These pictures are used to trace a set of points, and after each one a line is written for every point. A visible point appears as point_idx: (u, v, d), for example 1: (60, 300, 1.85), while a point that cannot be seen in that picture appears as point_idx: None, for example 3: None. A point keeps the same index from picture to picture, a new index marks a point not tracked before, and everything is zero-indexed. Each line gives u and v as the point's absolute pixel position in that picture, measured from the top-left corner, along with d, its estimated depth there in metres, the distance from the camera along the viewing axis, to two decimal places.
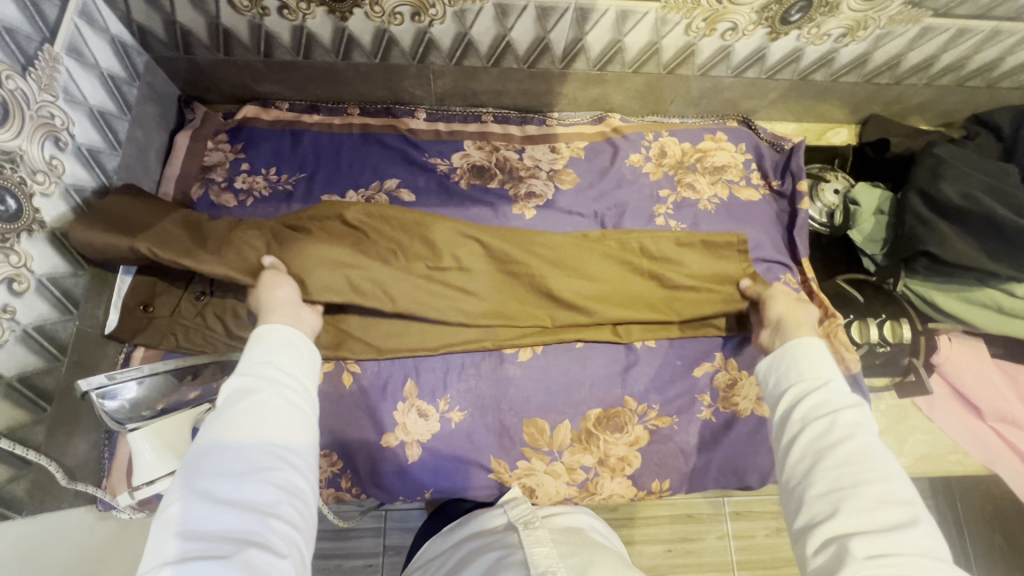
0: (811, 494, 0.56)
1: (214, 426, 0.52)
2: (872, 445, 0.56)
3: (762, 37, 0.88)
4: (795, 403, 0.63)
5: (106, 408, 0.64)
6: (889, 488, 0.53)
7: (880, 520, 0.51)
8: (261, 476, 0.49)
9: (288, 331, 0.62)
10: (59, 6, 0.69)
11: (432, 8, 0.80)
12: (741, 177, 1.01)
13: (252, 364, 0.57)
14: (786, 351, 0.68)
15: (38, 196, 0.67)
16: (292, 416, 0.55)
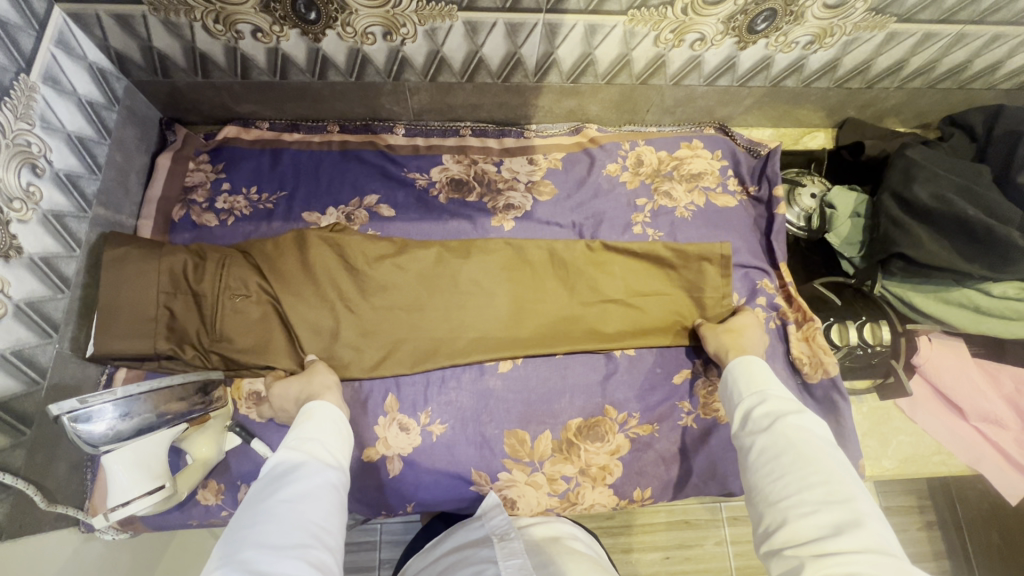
0: (766, 506, 0.58)
1: (262, 497, 0.54)
2: (811, 446, 0.59)
3: (731, 46, 0.89)
4: (746, 421, 0.67)
5: (79, 432, 0.62)
6: (836, 486, 0.54)
7: (826, 519, 0.52)
8: (299, 551, 0.50)
9: (331, 412, 0.68)
10: (35, 36, 0.71)
11: (403, 27, 0.82)
12: (718, 184, 1.01)
13: (297, 440, 0.63)
14: (729, 375, 0.75)
15: (15, 223, 0.67)
16: (326, 490, 0.58)
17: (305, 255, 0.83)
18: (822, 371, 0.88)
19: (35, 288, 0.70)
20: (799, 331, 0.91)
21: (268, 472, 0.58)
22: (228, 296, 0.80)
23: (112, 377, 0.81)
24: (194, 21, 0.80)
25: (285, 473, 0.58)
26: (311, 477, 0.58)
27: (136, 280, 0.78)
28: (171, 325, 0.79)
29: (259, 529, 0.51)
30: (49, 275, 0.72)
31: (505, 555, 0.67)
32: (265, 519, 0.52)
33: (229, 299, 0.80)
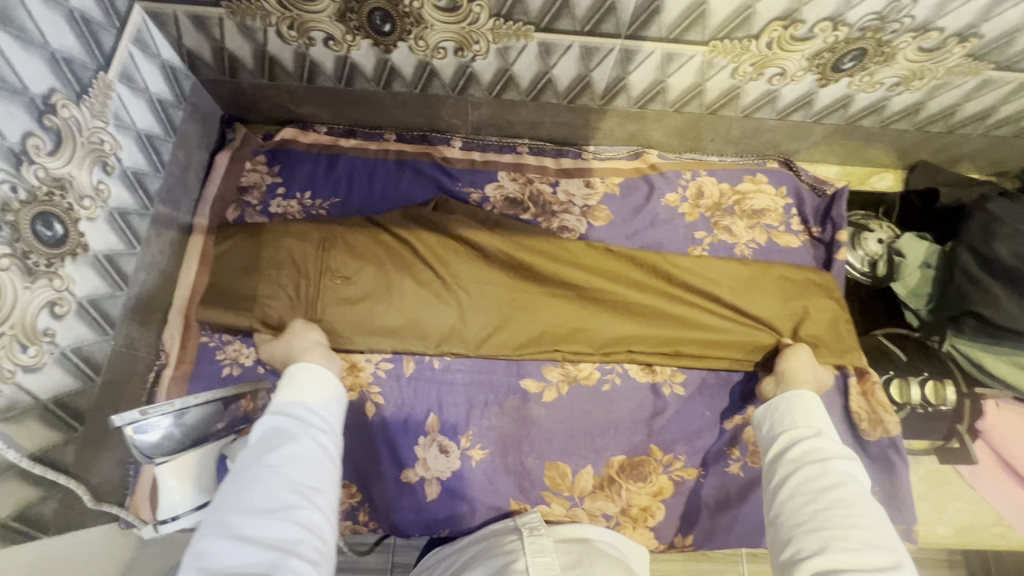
0: (801, 533, 0.56)
1: (250, 460, 0.52)
2: (860, 493, 0.57)
3: (811, 83, 0.85)
4: (786, 450, 0.65)
5: (139, 442, 0.61)
6: (882, 537, 0.53)
7: (866, 560, 0.51)
8: (286, 514, 0.48)
9: (313, 366, 0.64)
10: (116, 34, 0.71)
11: (476, 44, 0.80)
12: (781, 222, 0.98)
13: (274, 400, 0.60)
14: (779, 402, 0.70)
15: (84, 220, 0.67)
16: (313, 447, 0.54)
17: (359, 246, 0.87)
18: (882, 429, 0.84)
19: (96, 286, 0.70)
20: (857, 384, 0.87)
21: (255, 434, 0.55)
22: (329, 276, 0.84)
23: (158, 377, 0.83)
24: (269, 26, 0.79)
25: (270, 436, 0.54)
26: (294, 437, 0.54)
27: (245, 275, 0.85)
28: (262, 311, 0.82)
29: (245, 494, 0.49)
30: (110, 272, 0.73)
31: (531, 551, 0.63)
32: (251, 486, 0.49)
33: (330, 279, 0.84)
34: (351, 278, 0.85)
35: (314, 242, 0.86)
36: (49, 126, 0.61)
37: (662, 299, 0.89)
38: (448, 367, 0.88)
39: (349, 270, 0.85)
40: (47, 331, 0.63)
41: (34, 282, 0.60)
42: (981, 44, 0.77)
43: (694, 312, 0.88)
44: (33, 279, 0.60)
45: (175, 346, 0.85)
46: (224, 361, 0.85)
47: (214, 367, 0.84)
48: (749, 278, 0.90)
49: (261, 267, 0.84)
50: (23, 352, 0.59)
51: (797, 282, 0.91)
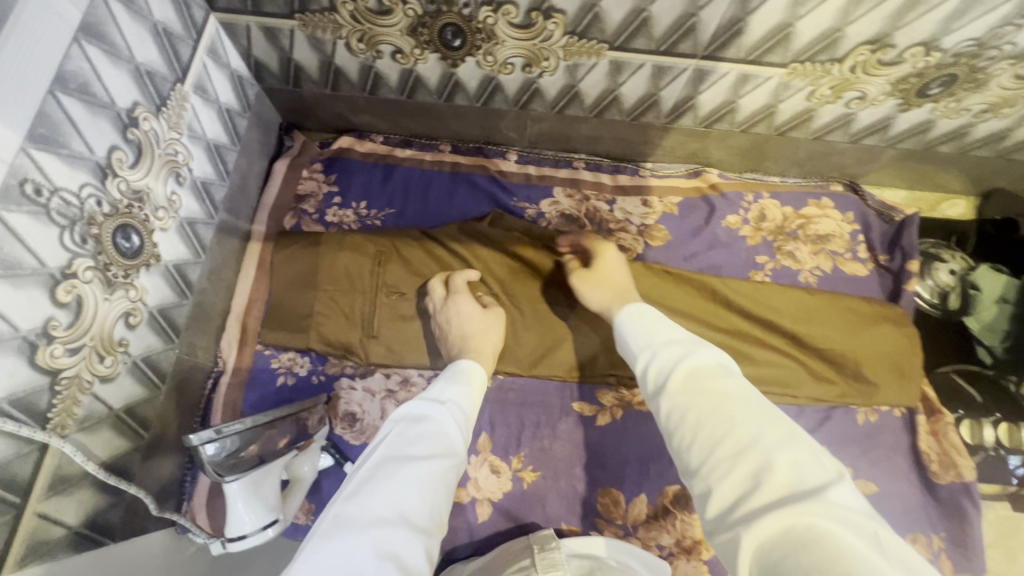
0: (685, 468, 0.48)
1: (392, 454, 0.50)
2: (694, 398, 0.49)
3: (892, 107, 0.81)
4: (645, 371, 0.56)
5: (211, 459, 0.60)
6: (758, 440, 0.44)
7: (742, 476, 0.43)
8: (414, 529, 0.45)
9: (471, 380, 0.62)
10: (192, 46, 0.71)
11: (545, 60, 0.78)
12: (847, 249, 0.94)
13: (445, 389, 0.59)
14: (621, 329, 0.63)
15: (157, 231, 0.68)
16: (450, 463, 0.52)
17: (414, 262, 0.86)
18: (954, 472, 0.81)
19: (165, 295, 0.71)
20: (926, 422, 0.84)
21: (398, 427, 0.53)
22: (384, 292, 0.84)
23: (216, 384, 0.84)
24: (338, 38, 0.78)
25: (414, 436, 0.52)
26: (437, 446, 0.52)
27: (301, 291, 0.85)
28: (319, 325, 0.83)
29: (383, 492, 0.46)
30: (177, 281, 0.73)
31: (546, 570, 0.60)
32: (389, 484, 0.47)
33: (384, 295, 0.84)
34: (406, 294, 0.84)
35: (369, 255, 0.85)
36: (131, 139, 0.61)
37: (717, 324, 0.87)
38: (500, 386, 0.87)
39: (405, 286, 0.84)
40: (121, 341, 0.63)
41: (113, 293, 0.61)
42: None
43: (755, 343, 0.86)
44: (112, 291, 0.61)
45: (232, 353, 0.85)
46: (278, 369, 0.85)
47: (270, 375, 0.85)
48: (816, 310, 0.87)
49: (318, 282, 0.83)
50: (100, 362, 0.60)
51: (865, 316, 0.87)
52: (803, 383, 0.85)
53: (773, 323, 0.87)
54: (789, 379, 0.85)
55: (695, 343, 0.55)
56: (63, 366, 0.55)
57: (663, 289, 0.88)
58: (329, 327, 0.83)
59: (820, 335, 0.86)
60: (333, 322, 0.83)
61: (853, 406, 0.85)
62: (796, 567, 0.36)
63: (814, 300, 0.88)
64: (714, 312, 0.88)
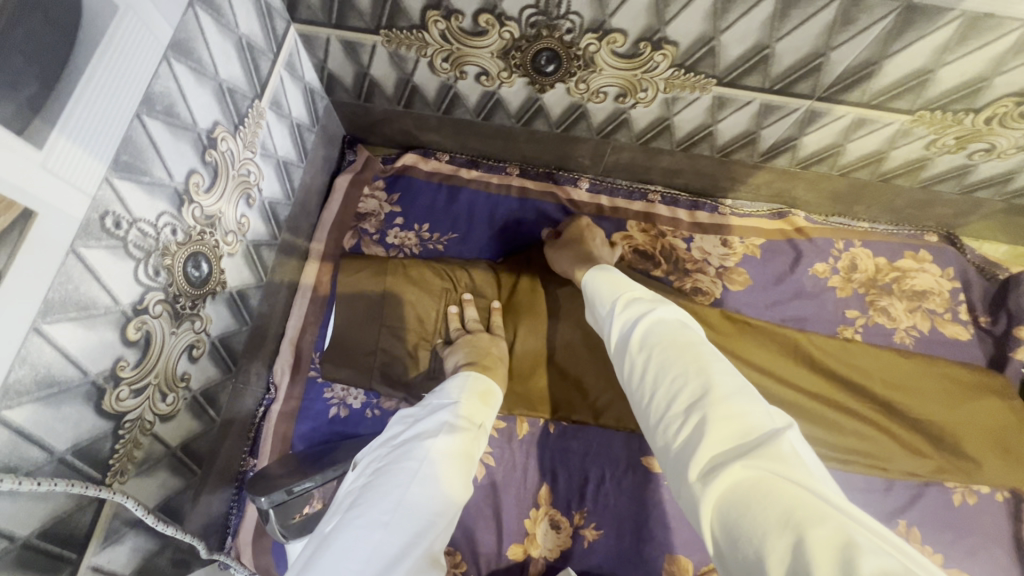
0: (648, 425, 0.48)
1: (401, 464, 0.52)
2: (654, 353, 0.49)
3: (1020, 161, 0.74)
4: (611, 333, 0.57)
5: (278, 520, 0.67)
6: (710, 391, 0.44)
7: (693, 427, 0.42)
8: (419, 546, 0.47)
9: (484, 389, 0.64)
10: (272, 59, 0.67)
11: (642, 92, 0.72)
12: (946, 308, 0.87)
13: (474, 410, 0.61)
14: (589, 290, 0.65)
15: (225, 257, 0.64)
16: (454, 480, 0.53)
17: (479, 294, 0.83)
18: None
19: (228, 323, 0.67)
20: None
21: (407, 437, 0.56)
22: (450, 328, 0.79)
23: (266, 412, 0.79)
24: (422, 56, 0.73)
25: (420, 445, 0.54)
26: (440, 461, 0.53)
27: (361, 320, 0.79)
28: (381, 359, 0.78)
29: (385, 505, 0.48)
30: (239, 307, 0.69)
31: None
32: (392, 494, 0.49)
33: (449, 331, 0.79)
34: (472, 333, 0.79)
35: (435, 292, 0.81)
36: (209, 161, 0.57)
37: (805, 378, 0.80)
38: (564, 434, 0.81)
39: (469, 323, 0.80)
40: (184, 375, 0.59)
41: (180, 326, 0.57)
42: None
43: (844, 408, 0.79)
44: (179, 323, 0.57)
45: (284, 380, 0.81)
46: (331, 401, 0.81)
47: (321, 407, 0.80)
48: (909, 372, 0.80)
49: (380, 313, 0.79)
50: (163, 401, 0.56)
51: (967, 386, 0.80)
52: (897, 454, 0.77)
53: (864, 387, 0.79)
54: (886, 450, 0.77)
55: (661, 302, 0.56)
56: (127, 409, 0.51)
57: (745, 344, 0.81)
58: (391, 361, 0.78)
59: (918, 403, 0.78)
60: (395, 359, 0.78)
61: (949, 484, 0.78)
62: (751, 522, 0.35)
63: (909, 364, 0.81)
64: (800, 372, 0.81)
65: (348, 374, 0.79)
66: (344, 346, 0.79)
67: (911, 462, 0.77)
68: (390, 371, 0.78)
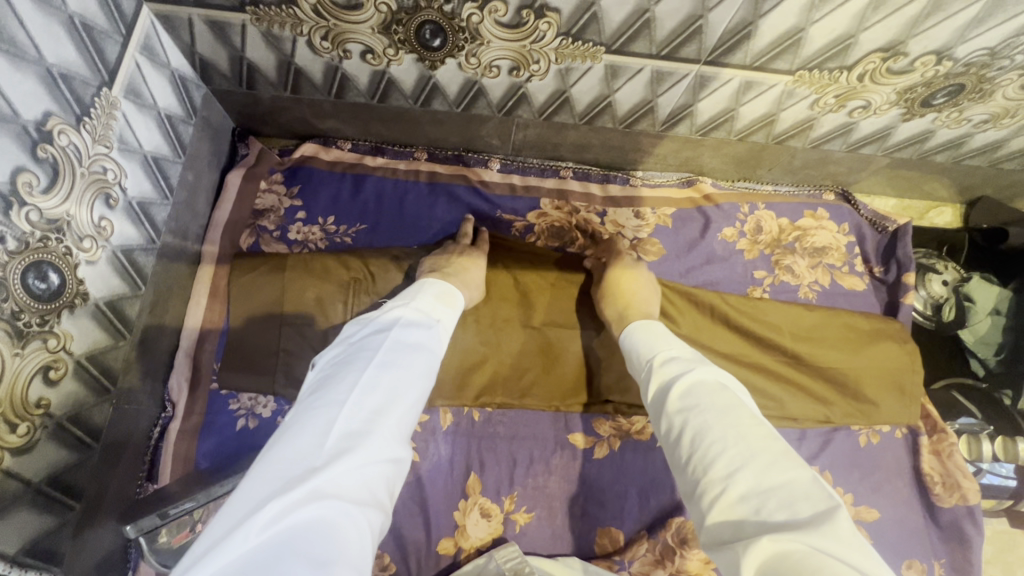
0: (685, 485, 0.47)
1: (362, 351, 0.48)
2: (695, 417, 0.49)
3: (894, 117, 0.78)
4: (646, 387, 0.57)
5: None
6: (753, 459, 0.43)
7: (741, 493, 0.42)
8: (385, 425, 0.44)
9: (441, 290, 0.61)
10: (121, 42, 0.60)
11: (535, 64, 0.71)
12: (844, 262, 0.92)
13: (434, 308, 0.58)
14: (627, 344, 0.65)
15: (83, 265, 0.57)
16: (418, 365, 0.50)
17: (385, 283, 0.78)
18: (958, 495, 0.79)
19: (96, 339, 0.60)
20: (929, 442, 0.82)
21: (367, 327, 0.52)
22: None
23: (164, 431, 0.73)
24: (299, 35, 0.68)
25: (380, 335, 0.50)
26: (402, 348, 0.50)
27: (260, 322, 0.75)
28: (286, 362, 0.74)
29: (348, 386, 0.44)
30: (111, 321, 0.62)
31: None
32: (355, 376, 0.45)
33: None
34: None
35: (341, 283, 0.76)
36: (43, 157, 0.50)
37: (718, 337, 0.82)
38: (489, 420, 0.80)
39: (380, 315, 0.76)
40: (40, 401, 0.53)
41: (26, 346, 0.50)
42: None
43: (753, 364, 0.82)
44: (25, 343, 0.50)
45: (182, 395, 0.75)
46: (238, 412, 0.75)
47: (227, 419, 0.75)
48: (813, 327, 0.83)
49: (282, 315, 0.75)
50: (12, 432, 0.49)
51: (868, 334, 0.84)
52: (805, 405, 0.81)
53: (773, 342, 0.82)
54: (794, 399, 0.81)
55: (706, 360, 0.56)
56: None
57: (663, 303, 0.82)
58: (297, 363, 0.74)
59: (826, 354, 0.82)
60: (302, 361, 0.74)
61: (855, 427, 0.82)
62: None
63: (815, 318, 0.84)
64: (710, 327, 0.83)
65: (249, 382, 0.75)
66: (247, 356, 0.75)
67: (818, 411, 0.81)
68: (299, 375, 0.74)
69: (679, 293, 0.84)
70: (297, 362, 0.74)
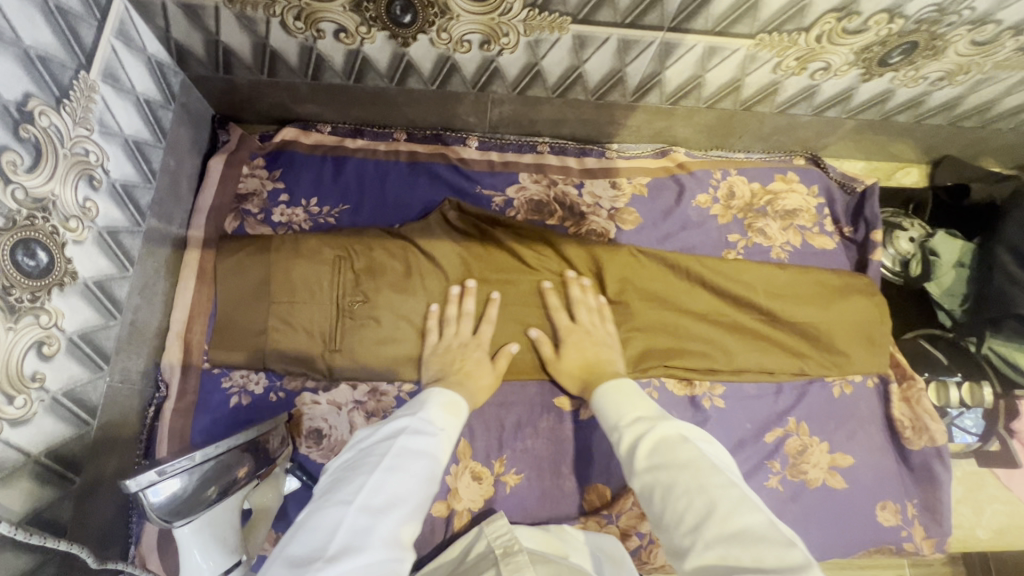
0: (665, 542, 0.49)
1: (369, 458, 0.52)
2: (666, 471, 0.51)
3: (854, 78, 0.81)
4: (618, 447, 0.60)
5: (156, 507, 0.50)
6: (717, 509, 0.46)
7: (711, 544, 0.44)
8: (386, 523, 0.47)
9: (447, 394, 0.65)
10: (96, 27, 0.61)
11: (504, 37, 0.73)
12: (814, 223, 0.95)
13: (442, 419, 0.61)
14: (598, 402, 0.68)
15: (70, 244, 0.59)
16: (421, 466, 0.53)
17: (370, 259, 0.80)
18: (927, 437, 0.82)
19: (87, 318, 0.62)
20: (899, 390, 0.85)
21: (374, 436, 0.56)
22: (348, 299, 0.78)
23: (159, 411, 0.75)
24: (272, 16, 0.70)
25: (386, 442, 0.54)
26: (406, 451, 0.53)
27: (248, 301, 0.77)
28: (275, 339, 0.76)
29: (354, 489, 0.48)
30: (101, 300, 0.64)
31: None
32: (361, 477, 0.50)
33: (347, 304, 0.78)
34: (371, 300, 0.78)
35: (327, 262, 0.78)
36: (26, 138, 0.52)
37: (694, 298, 0.86)
38: None
39: (367, 290, 0.78)
40: (35, 375, 0.54)
41: (18, 321, 0.52)
42: None
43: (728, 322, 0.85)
44: (17, 318, 0.52)
45: (175, 375, 0.76)
46: (230, 390, 0.77)
47: (220, 398, 0.76)
48: (786, 285, 0.86)
49: (270, 293, 0.76)
50: (9, 404, 0.51)
51: (839, 289, 0.87)
52: (781, 359, 0.84)
53: (748, 300, 0.85)
54: (770, 354, 0.84)
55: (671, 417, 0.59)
56: None
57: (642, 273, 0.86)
58: (287, 340, 0.76)
59: (799, 311, 0.85)
60: (291, 338, 0.76)
61: (829, 379, 0.86)
62: None
63: (786, 276, 0.87)
64: (686, 288, 0.86)
65: (239, 360, 0.77)
66: (238, 334, 0.77)
67: (793, 365, 0.84)
68: (290, 351, 0.76)
69: (658, 259, 0.87)
70: (286, 339, 0.76)
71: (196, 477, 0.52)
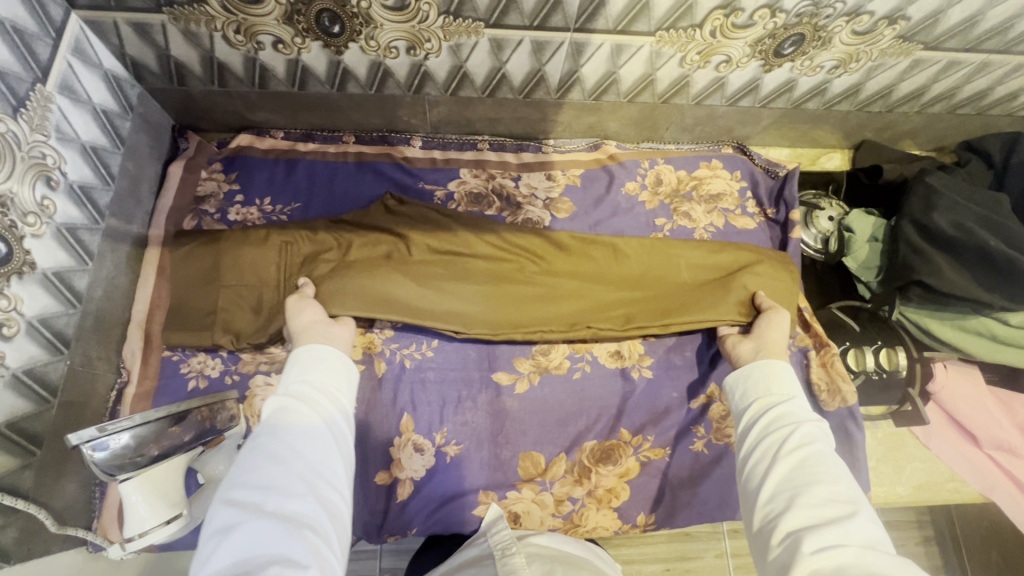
0: (766, 494, 0.56)
1: (250, 455, 0.53)
2: (826, 453, 0.57)
3: (756, 69, 0.88)
4: (767, 411, 0.64)
5: (99, 459, 0.58)
6: (845, 498, 0.52)
7: (825, 514, 0.51)
8: (281, 500, 0.49)
9: (317, 348, 0.64)
10: (52, 45, 0.69)
11: (427, 42, 0.80)
12: (737, 206, 1.02)
13: (305, 374, 0.61)
14: (749, 371, 0.71)
15: (29, 238, 0.66)
16: (304, 434, 0.54)
17: (315, 247, 0.86)
18: (840, 399, 0.88)
19: (47, 305, 0.68)
20: (818, 356, 0.91)
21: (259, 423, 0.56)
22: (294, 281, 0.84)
23: (121, 395, 0.81)
24: (215, 31, 0.78)
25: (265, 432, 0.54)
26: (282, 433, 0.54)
27: (201, 287, 0.84)
28: (227, 325, 0.82)
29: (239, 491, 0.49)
30: (61, 290, 0.71)
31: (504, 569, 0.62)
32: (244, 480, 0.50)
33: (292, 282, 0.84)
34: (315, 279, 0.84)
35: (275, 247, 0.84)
36: None
37: (625, 266, 0.92)
38: (419, 367, 0.87)
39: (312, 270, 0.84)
40: None
41: None
42: (909, 26, 0.81)
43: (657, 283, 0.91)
44: None
45: (136, 362, 0.82)
46: (189, 374, 0.82)
47: (179, 382, 0.82)
48: (708, 261, 0.93)
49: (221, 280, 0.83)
50: None
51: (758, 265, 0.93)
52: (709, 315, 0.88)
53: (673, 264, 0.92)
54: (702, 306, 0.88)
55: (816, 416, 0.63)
56: None
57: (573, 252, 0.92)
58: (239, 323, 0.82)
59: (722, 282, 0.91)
60: (243, 321, 0.82)
61: None
62: None
63: (706, 252, 0.93)
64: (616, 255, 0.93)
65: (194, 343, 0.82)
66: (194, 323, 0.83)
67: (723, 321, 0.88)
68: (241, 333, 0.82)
69: (590, 238, 0.94)
70: (238, 325, 0.82)
71: (132, 439, 0.60)
